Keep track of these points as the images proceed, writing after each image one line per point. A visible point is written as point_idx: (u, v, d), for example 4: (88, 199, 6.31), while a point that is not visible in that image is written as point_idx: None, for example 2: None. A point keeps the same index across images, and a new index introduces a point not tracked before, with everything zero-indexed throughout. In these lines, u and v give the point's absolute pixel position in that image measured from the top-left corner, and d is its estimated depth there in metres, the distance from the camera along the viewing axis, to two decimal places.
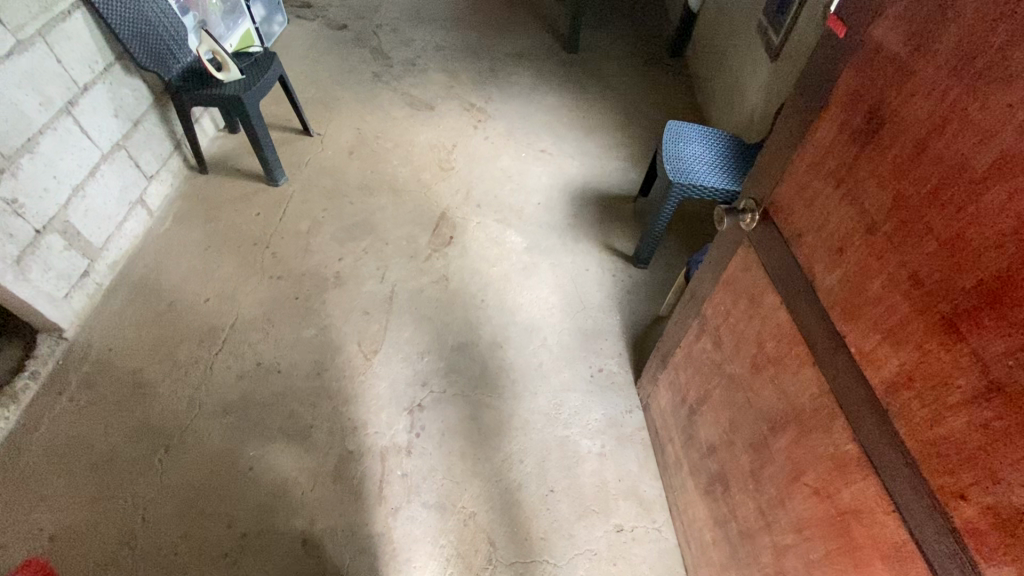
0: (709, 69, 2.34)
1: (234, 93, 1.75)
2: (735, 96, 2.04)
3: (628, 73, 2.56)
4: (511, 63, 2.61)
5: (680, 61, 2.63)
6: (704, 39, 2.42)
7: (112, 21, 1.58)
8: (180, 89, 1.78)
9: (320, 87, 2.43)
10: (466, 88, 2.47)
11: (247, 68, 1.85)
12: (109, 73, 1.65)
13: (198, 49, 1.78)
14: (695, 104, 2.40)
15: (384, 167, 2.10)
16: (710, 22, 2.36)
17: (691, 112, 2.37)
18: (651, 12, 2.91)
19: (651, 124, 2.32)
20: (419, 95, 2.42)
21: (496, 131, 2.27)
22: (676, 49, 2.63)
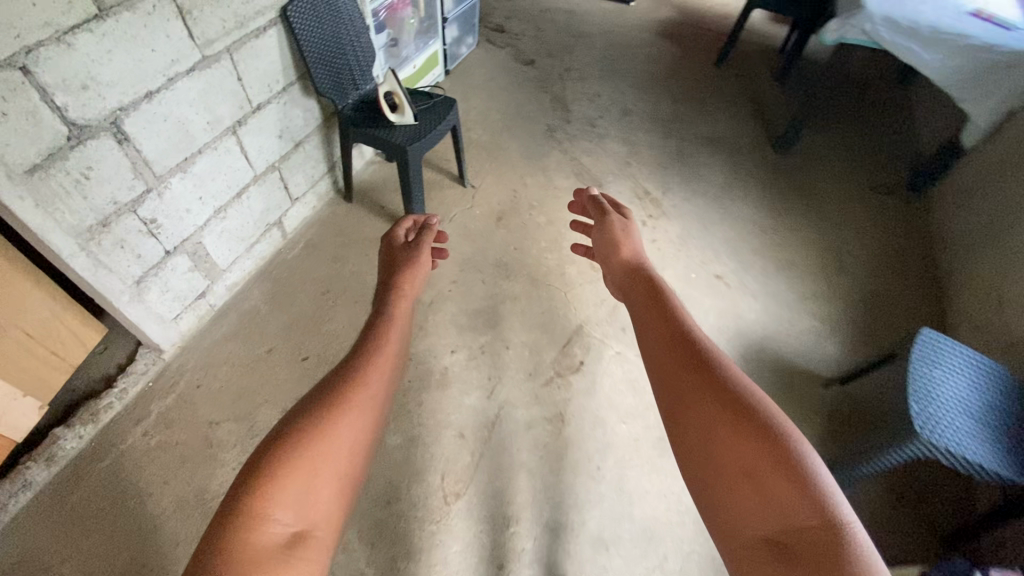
0: (966, 232, 1.78)
1: (400, 143, 1.58)
2: (1008, 293, 1.49)
3: (846, 199, 2.06)
4: (703, 150, 2.23)
5: (918, 200, 2.07)
6: (964, 189, 1.86)
7: (304, 45, 1.47)
8: (351, 122, 1.65)
9: (488, 131, 2.25)
10: (644, 168, 2.14)
11: (422, 113, 1.67)
12: (287, 93, 1.54)
13: (379, 86, 1.61)
14: (930, 267, 1.86)
15: (530, 246, 1.84)
16: (979, 172, 1.80)
17: (922, 277, 1.83)
18: (895, 124, 2.35)
19: (865, 279, 1.82)
20: (590, 166, 2.14)
21: (667, 234, 1.91)
22: (917, 184, 2.07)
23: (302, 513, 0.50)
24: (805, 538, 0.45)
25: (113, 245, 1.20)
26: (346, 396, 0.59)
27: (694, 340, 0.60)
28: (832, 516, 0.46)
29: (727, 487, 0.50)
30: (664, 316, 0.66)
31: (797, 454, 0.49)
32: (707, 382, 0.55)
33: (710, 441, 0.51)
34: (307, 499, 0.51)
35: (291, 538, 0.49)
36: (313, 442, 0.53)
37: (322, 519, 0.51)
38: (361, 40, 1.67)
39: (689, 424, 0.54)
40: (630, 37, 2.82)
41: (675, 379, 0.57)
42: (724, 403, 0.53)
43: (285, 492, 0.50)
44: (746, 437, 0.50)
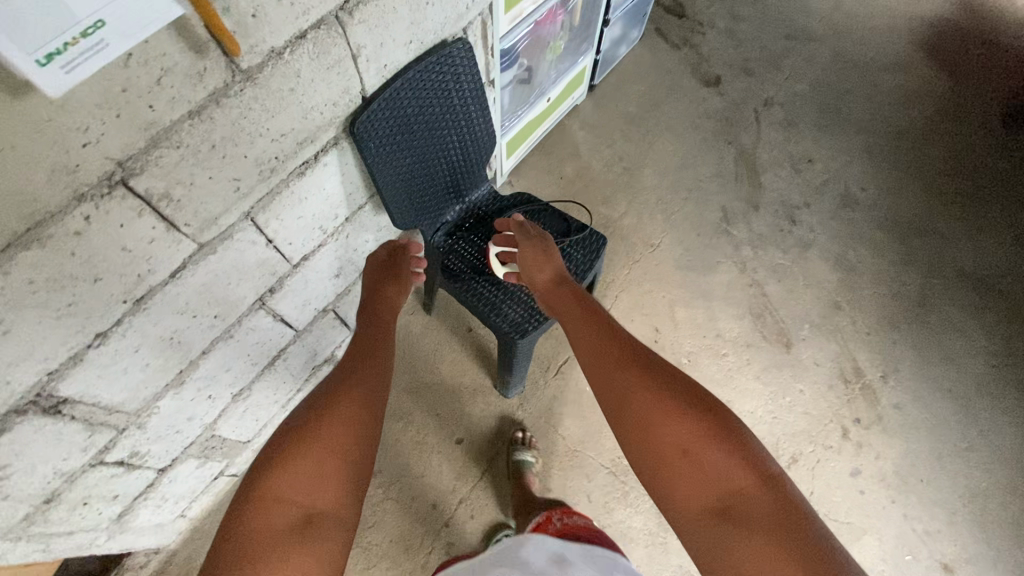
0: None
1: (511, 329, 1.01)
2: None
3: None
4: (958, 301, 1.45)
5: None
6: None
7: (377, 174, 0.89)
8: (444, 264, 1.08)
9: (635, 211, 1.57)
10: (860, 320, 1.42)
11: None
12: (351, 221, 0.99)
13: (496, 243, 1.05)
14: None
15: None
16: None
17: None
18: None
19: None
20: (777, 302, 1.44)
21: (877, 460, 1.26)
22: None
23: (308, 489, 0.65)
24: (742, 501, 0.58)
25: (71, 509, 0.81)
26: (339, 403, 0.75)
27: (640, 360, 0.74)
28: (762, 472, 0.60)
29: (673, 468, 0.63)
30: (609, 338, 0.80)
31: (730, 425, 0.64)
32: (650, 387, 0.70)
33: (655, 433, 0.65)
34: (313, 479, 0.66)
35: (303, 520, 0.62)
36: (318, 440, 0.69)
37: (329, 500, 0.65)
38: (472, 130, 1.04)
39: (635, 415, 0.68)
40: (875, 49, 1.86)
41: (628, 391, 0.71)
42: (668, 405, 0.66)
43: (291, 474, 0.65)
44: (684, 423, 0.64)
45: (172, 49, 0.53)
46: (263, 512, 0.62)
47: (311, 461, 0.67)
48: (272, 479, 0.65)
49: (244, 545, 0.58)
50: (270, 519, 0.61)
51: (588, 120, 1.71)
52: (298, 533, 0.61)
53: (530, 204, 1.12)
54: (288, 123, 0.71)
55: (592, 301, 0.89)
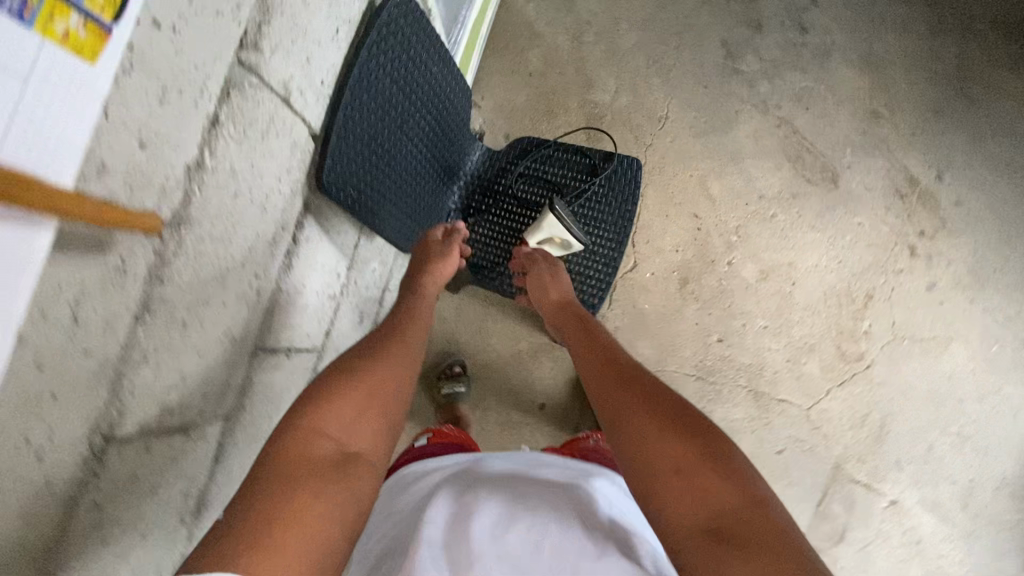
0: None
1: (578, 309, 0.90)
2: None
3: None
4: (1001, 58, 1.29)
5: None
6: None
7: (365, 220, 0.70)
8: (472, 264, 0.93)
9: (627, 84, 1.34)
10: (901, 122, 1.28)
11: (596, 217, 0.90)
12: (353, 266, 0.80)
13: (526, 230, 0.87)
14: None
15: (742, 329, 1.23)
16: None
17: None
18: None
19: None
20: (812, 134, 1.28)
21: (948, 266, 1.23)
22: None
23: (349, 431, 0.56)
24: (734, 520, 0.49)
25: None
26: (386, 352, 0.65)
27: (630, 376, 0.65)
28: (753, 494, 0.50)
29: (661, 483, 0.53)
30: (598, 352, 0.71)
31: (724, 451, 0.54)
32: (641, 401, 0.60)
33: (646, 449, 0.56)
34: (355, 423, 0.57)
35: (343, 457, 0.54)
36: (362, 386, 0.60)
37: (370, 449, 0.57)
38: (446, 98, 0.80)
39: (626, 429, 0.59)
40: None
41: (617, 402, 0.62)
42: (661, 422, 0.57)
43: (339, 414, 0.56)
44: (673, 436, 0.55)
45: (68, 273, 0.33)
46: (309, 440, 0.53)
47: (356, 406, 0.58)
48: (319, 415, 0.55)
49: (281, 474, 0.49)
50: (310, 452, 0.52)
51: None
52: (334, 471, 0.52)
53: (536, 150, 0.91)
54: (250, 232, 0.51)
55: (586, 321, 0.78)
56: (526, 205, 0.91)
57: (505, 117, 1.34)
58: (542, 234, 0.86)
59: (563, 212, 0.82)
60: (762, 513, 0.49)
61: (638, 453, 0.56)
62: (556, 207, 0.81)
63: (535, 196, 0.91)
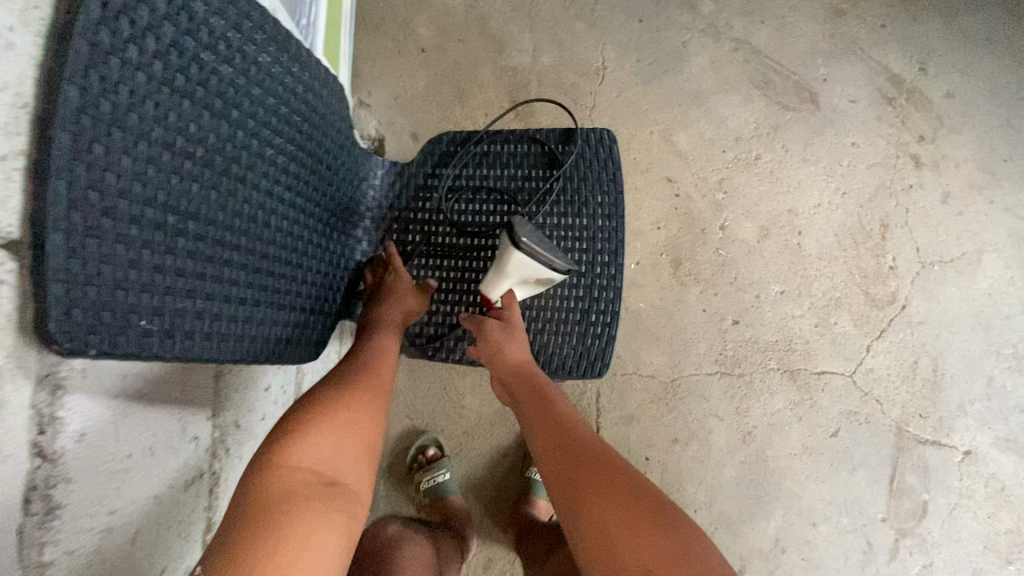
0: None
1: (583, 362, 0.63)
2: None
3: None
4: None
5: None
6: None
7: (208, 353, 0.39)
8: (416, 340, 0.64)
9: (545, 38, 1.06)
10: (869, 14, 1.09)
11: (576, 226, 0.64)
12: (226, 407, 0.50)
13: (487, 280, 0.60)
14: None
15: (758, 302, 1.01)
16: None
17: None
18: None
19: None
20: (776, 51, 1.06)
21: (960, 170, 1.06)
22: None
23: (330, 457, 0.45)
24: None
25: None
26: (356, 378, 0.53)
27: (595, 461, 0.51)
28: None
29: None
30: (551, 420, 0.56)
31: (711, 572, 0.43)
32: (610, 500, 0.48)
33: (619, 558, 0.45)
34: (333, 453, 0.46)
35: (328, 487, 0.43)
36: (337, 411, 0.48)
37: (358, 474, 0.47)
38: (315, 109, 0.50)
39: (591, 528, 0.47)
40: None
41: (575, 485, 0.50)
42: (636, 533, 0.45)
43: (317, 440, 0.45)
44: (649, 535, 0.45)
45: None
46: (278, 478, 0.42)
47: (333, 433, 0.46)
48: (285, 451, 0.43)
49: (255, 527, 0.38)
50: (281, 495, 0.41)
51: None
52: (317, 509, 0.41)
53: (468, 152, 0.65)
54: None
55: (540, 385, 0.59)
56: (473, 231, 0.64)
57: (405, 112, 1.04)
58: (512, 277, 0.57)
59: (532, 241, 0.53)
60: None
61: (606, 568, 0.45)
62: (517, 239, 0.53)
63: (483, 215, 0.64)
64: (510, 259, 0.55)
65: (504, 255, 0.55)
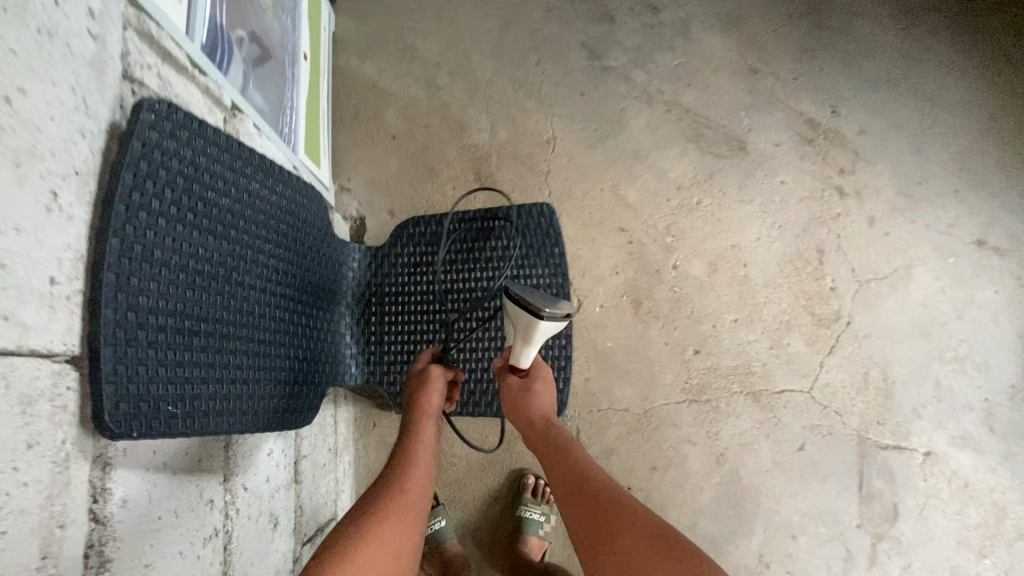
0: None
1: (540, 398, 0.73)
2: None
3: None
4: None
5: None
6: None
7: (222, 428, 0.48)
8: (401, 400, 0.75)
9: (501, 116, 1.21)
10: (782, 69, 1.24)
11: (539, 285, 0.74)
12: (234, 474, 0.58)
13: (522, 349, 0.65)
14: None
15: (716, 332, 1.11)
16: None
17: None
18: None
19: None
20: (704, 108, 1.21)
21: (881, 196, 1.19)
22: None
23: None
24: None
25: None
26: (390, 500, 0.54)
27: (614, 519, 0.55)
28: None
29: None
30: (573, 476, 0.61)
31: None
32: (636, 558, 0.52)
33: None
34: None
35: None
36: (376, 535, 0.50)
37: None
38: (294, 215, 0.61)
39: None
40: None
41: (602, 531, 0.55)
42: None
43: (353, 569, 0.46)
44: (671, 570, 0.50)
45: None
46: None
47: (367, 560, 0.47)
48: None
49: None
50: None
51: (365, 46, 1.24)
52: None
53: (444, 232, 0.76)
54: None
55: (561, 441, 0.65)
56: (454, 297, 0.76)
57: (381, 192, 1.17)
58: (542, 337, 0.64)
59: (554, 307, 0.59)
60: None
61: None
62: (540, 312, 0.59)
63: (462, 284, 0.76)
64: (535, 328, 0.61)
65: (529, 326, 0.62)
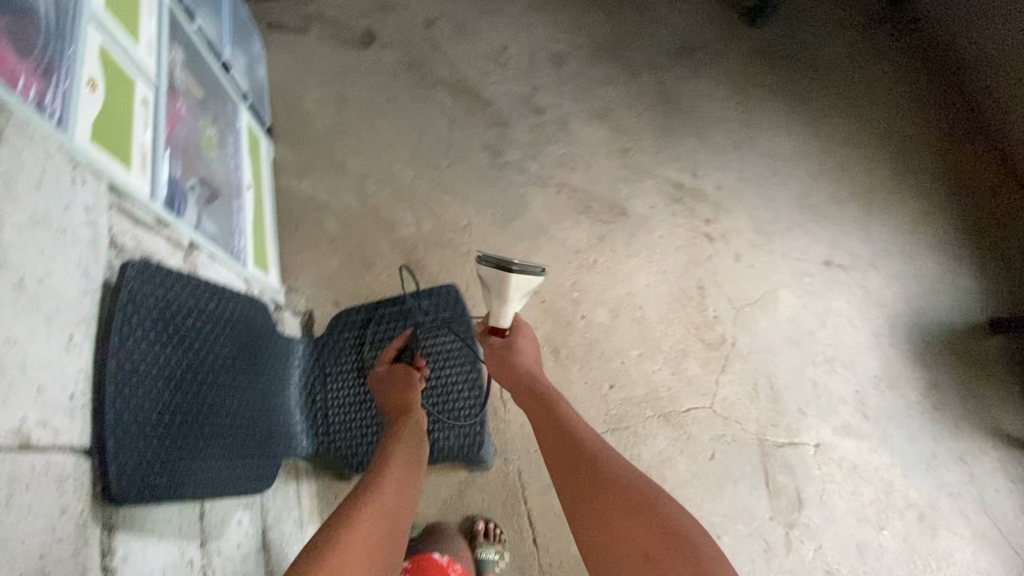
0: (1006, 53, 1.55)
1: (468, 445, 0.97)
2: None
3: (857, 54, 1.72)
4: (684, 74, 1.65)
5: (909, 12, 1.78)
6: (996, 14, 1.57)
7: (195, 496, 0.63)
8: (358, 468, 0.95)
9: (422, 211, 1.44)
10: (647, 145, 1.53)
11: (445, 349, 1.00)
12: (208, 543, 0.70)
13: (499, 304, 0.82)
14: (970, 101, 1.66)
15: (625, 366, 1.30)
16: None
17: (972, 119, 1.65)
18: None
19: (935, 160, 1.60)
20: (589, 184, 1.47)
21: (741, 235, 1.45)
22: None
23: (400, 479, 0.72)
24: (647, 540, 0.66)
25: None
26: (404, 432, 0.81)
27: (584, 452, 0.78)
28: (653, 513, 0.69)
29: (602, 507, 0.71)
30: (549, 413, 0.86)
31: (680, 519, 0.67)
32: (594, 475, 0.74)
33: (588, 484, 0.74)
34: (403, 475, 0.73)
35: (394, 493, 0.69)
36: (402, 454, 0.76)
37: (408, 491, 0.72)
38: (238, 325, 0.78)
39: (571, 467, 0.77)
40: None
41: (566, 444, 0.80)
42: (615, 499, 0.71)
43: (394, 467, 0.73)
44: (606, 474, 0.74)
45: None
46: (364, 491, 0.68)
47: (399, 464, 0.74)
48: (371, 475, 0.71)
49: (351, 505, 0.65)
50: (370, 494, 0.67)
51: (301, 168, 1.47)
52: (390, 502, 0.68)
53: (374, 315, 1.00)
54: None
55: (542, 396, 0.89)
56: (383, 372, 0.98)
57: (325, 288, 1.35)
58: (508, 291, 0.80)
59: (524, 264, 0.75)
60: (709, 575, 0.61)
61: (594, 531, 0.70)
62: (510, 266, 0.74)
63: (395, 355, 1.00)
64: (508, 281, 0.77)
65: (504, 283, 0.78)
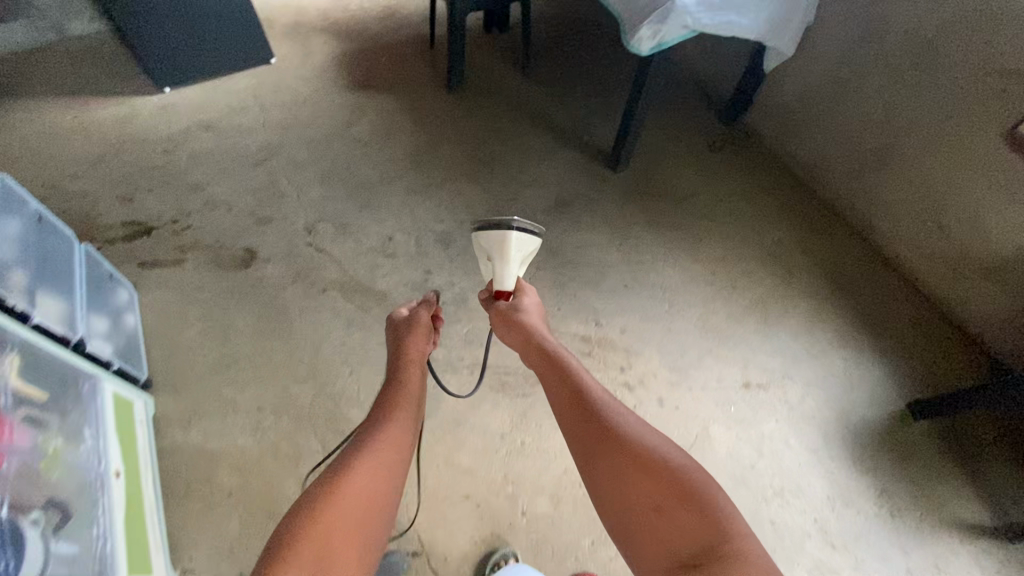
0: (832, 156, 1.78)
1: None
2: (943, 211, 1.55)
3: (711, 176, 1.90)
4: (566, 228, 1.74)
5: (743, 133, 2.02)
6: (812, 127, 1.81)
7: None
8: None
9: (331, 433, 1.34)
10: (548, 306, 1.56)
11: None
12: None
13: (503, 268, 1.06)
14: (817, 198, 1.86)
15: (580, 559, 1.20)
16: (828, 112, 1.75)
17: (826, 211, 1.83)
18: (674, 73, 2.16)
19: (809, 256, 1.73)
20: (499, 361, 1.44)
21: (658, 377, 1.45)
22: (731, 117, 2.02)
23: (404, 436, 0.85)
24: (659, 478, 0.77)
25: None
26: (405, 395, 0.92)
27: (596, 408, 0.87)
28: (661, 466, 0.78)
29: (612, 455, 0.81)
30: (558, 373, 0.96)
31: (689, 476, 0.77)
32: (613, 433, 0.82)
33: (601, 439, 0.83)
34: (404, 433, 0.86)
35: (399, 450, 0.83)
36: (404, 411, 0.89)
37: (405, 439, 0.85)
38: None
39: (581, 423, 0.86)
40: (332, 125, 1.96)
41: (574, 403, 0.89)
42: (627, 456, 0.79)
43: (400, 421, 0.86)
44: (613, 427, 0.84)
45: None
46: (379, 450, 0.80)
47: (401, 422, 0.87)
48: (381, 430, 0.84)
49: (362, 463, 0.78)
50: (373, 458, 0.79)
51: (189, 415, 1.35)
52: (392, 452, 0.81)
53: None
54: None
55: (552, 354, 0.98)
56: None
57: (229, 557, 1.18)
58: (511, 249, 1.04)
59: (522, 221, 1.02)
60: (718, 533, 0.72)
61: (609, 484, 0.79)
62: (509, 224, 1.01)
63: None
64: (506, 239, 1.02)
65: (502, 242, 1.02)
